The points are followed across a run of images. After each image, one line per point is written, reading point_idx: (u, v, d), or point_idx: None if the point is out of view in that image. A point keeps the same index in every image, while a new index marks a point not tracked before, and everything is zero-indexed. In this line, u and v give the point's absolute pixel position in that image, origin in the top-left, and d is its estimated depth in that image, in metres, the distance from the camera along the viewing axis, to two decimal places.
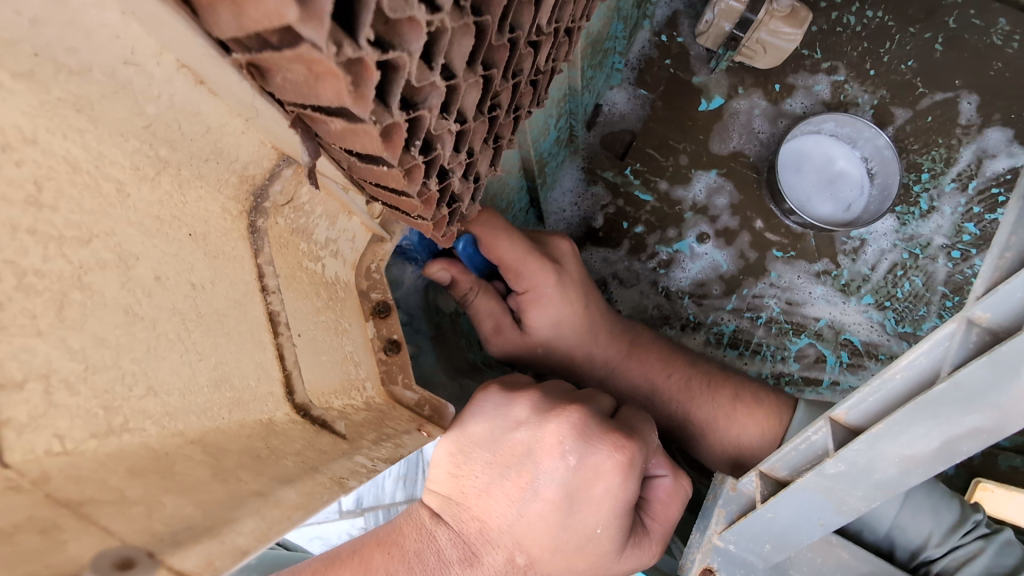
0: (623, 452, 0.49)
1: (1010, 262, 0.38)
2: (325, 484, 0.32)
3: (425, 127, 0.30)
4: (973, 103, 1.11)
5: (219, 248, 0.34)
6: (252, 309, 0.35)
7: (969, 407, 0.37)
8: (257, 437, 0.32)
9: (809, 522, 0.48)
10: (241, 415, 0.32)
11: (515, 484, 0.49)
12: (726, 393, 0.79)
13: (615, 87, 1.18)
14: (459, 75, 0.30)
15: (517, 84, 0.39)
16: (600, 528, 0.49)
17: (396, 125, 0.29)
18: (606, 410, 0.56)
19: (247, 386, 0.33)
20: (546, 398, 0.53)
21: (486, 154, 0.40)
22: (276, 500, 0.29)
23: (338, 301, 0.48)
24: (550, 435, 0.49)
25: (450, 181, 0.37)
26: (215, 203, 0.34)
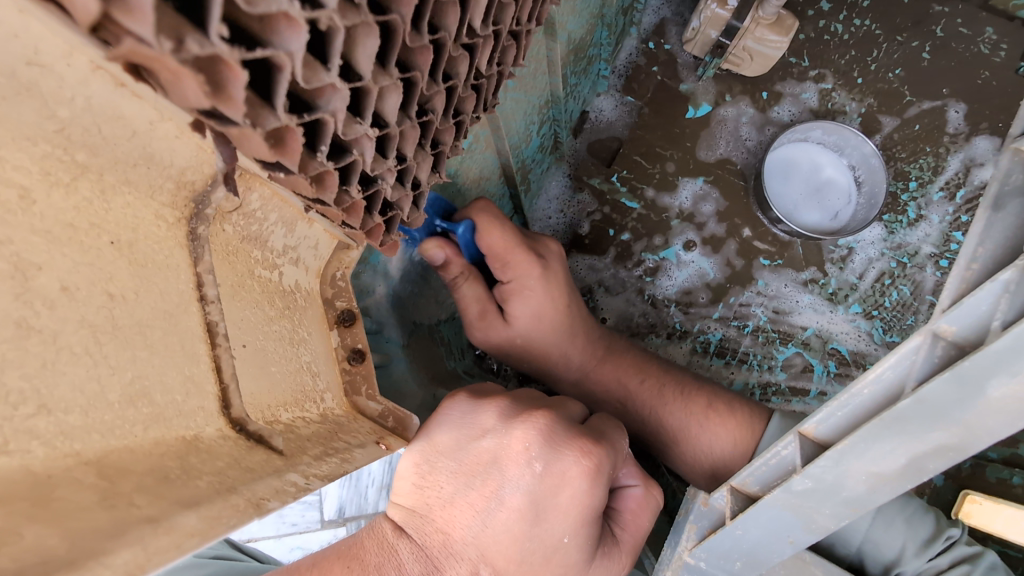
0: (590, 458, 0.46)
1: (976, 274, 0.36)
2: (240, 506, 0.30)
3: (329, 132, 0.30)
4: (961, 112, 1.10)
5: (148, 257, 0.32)
6: (186, 320, 0.33)
7: (934, 423, 0.36)
8: (172, 455, 0.30)
9: (780, 538, 0.47)
10: (161, 430, 0.30)
11: (480, 494, 0.46)
12: (698, 401, 0.80)
13: (602, 94, 1.18)
14: (366, 77, 0.29)
15: (452, 88, 0.38)
16: (568, 537, 0.46)
17: (291, 129, 0.28)
18: (575, 416, 0.53)
19: (173, 402, 0.31)
20: (514, 405, 0.50)
21: (424, 160, 0.40)
22: (169, 526, 0.27)
23: (296, 310, 0.47)
24: (516, 442, 0.46)
25: (381, 188, 0.36)
26: (147, 209, 0.33)
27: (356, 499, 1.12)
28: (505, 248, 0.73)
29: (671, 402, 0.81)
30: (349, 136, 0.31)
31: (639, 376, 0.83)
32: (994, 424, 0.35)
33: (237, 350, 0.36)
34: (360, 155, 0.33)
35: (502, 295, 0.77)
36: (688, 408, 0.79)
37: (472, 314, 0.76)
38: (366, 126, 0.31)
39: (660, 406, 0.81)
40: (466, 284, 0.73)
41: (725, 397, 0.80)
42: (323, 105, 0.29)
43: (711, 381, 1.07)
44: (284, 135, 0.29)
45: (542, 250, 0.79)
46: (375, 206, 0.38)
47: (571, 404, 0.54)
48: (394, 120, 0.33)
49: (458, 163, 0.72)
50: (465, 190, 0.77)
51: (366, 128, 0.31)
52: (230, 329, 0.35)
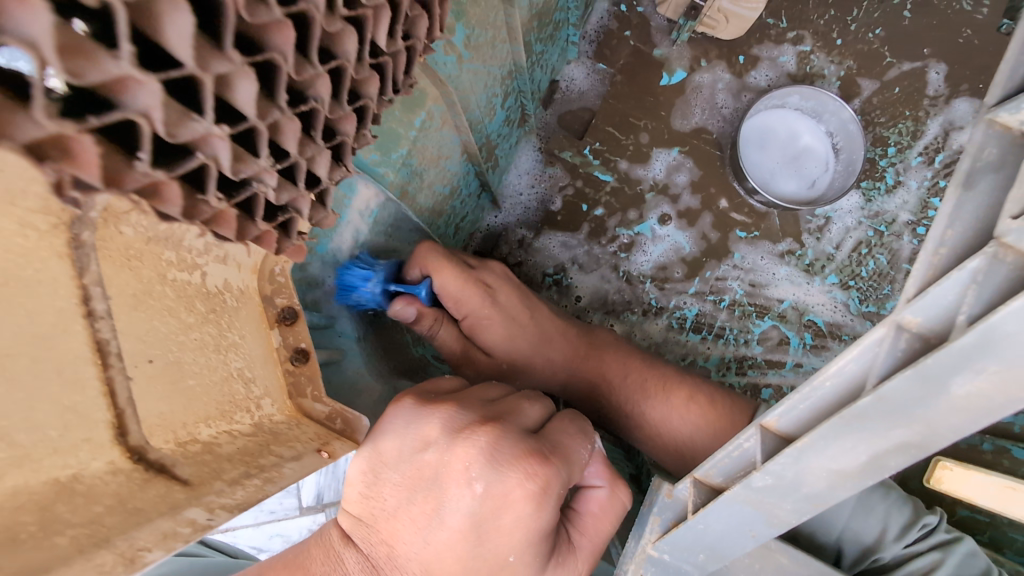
0: (535, 480, 0.42)
1: (943, 260, 0.33)
2: (106, 565, 0.27)
3: (148, 134, 0.27)
4: (942, 73, 1.06)
5: (11, 274, 0.28)
6: (66, 342, 0.30)
7: (896, 421, 0.34)
8: (33, 506, 0.27)
9: (741, 532, 0.45)
10: (24, 476, 0.27)
11: (422, 510, 0.42)
12: (679, 393, 0.75)
13: (572, 62, 1.12)
14: (188, 64, 0.26)
15: (339, 69, 0.35)
16: (513, 556, 0.43)
17: (76, 138, 0.25)
18: (528, 424, 0.48)
19: (43, 438, 0.28)
20: (462, 412, 0.45)
21: (319, 154, 0.36)
22: None
23: (226, 312, 0.43)
24: (457, 460, 0.42)
25: (257, 192, 0.34)
26: (9, 219, 0.28)
27: (334, 484, 1.14)
28: (459, 286, 0.73)
29: (655, 397, 0.76)
30: (184, 136, 0.28)
31: (624, 373, 0.79)
32: (958, 422, 0.33)
33: (139, 367, 0.33)
34: (213, 159, 0.30)
35: (470, 329, 0.77)
36: (667, 402, 0.75)
37: (455, 351, 0.78)
38: (209, 123, 0.28)
39: (642, 402, 0.76)
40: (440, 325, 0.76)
41: (707, 390, 0.75)
42: (130, 104, 0.26)
43: (687, 357, 1.06)
44: (71, 145, 0.25)
45: (488, 277, 0.77)
46: (257, 211, 0.35)
47: (527, 407, 0.49)
48: (252, 111, 0.30)
49: (410, 143, 0.68)
50: (422, 171, 0.73)
51: (208, 126, 0.28)
52: (126, 346, 0.32)
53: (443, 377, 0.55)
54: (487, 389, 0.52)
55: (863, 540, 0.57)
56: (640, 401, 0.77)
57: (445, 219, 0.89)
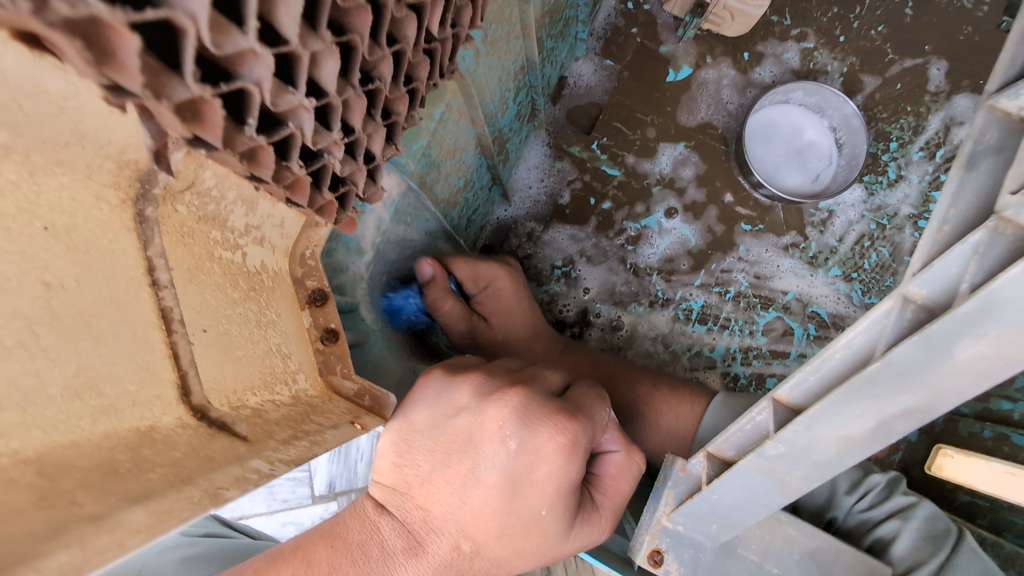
0: (566, 434, 0.45)
1: (947, 237, 0.36)
2: (194, 497, 0.30)
3: (257, 102, 0.30)
4: (943, 70, 1.08)
5: (90, 242, 0.31)
6: (137, 307, 0.33)
7: (902, 387, 0.36)
8: (123, 448, 0.30)
9: (753, 502, 0.48)
10: (110, 423, 0.30)
11: (457, 472, 0.45)
12: (644, 382, 0.80)
13: (581, 58, 1.15)
14: (292, 41, 0.29)
15: (399, 52, 0.38)
16: (545, 509, 0.45)
17: (209, 102, 0.29)
18: (552, 389, 0.51)
19: (124, 392, 0.31)
20: (489, 379, 0.48)
21: (377, 132, 0.39)
22: (113, 524, 0.27)
23: (263, 291, 0.44)
24: (490, 421, 0.45)
25: (328, 163, 0.37)
26: (87, 191, 0.32)
27: (346, 473, 1.17)
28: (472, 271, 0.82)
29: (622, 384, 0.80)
30: (282, 106, 0.31)
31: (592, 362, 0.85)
32: (961, 386, 0.35)
33: (197, 335, 0.35)
34: (299, 129, 0.33)
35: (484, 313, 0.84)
36: (635, 388, 0.79)
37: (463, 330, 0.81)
38: (301, 97, 0.31)
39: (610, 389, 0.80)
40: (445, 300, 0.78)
41: (672, 380, 0.80)
42: (246, 74, 0.29)
43: (693, 347, 1.08)
44: (200, 108, 0.29)
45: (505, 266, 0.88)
46: (324, 180, 0.38)
47: (548, 375, 0.53)
48: (333, 87, 0.32)
49: (430, 135, 0.70)
50: (440, 162, 0.75)
51: (301, 99, 0.31)
52: (187, 315, 0.35)
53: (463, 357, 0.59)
54: (507, 363, 0.55)
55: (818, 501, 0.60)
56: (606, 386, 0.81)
57: (459, 211, 0.91)
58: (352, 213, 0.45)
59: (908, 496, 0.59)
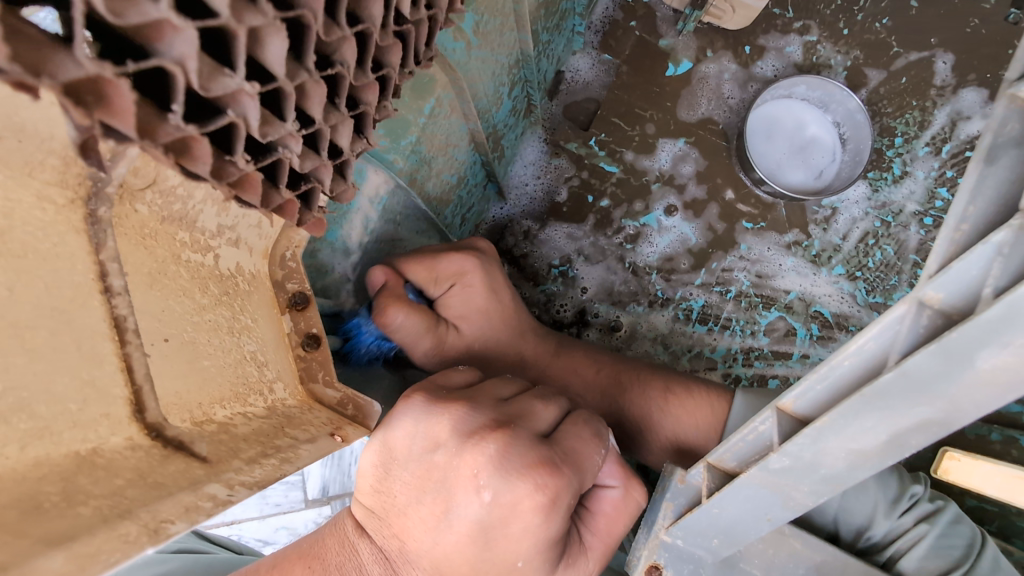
0: (546, 491, 0.40)
1: (965, 235, 0.33)
2: (129, 536, 0.27)
3: (181, 85, 0.26)
4: (949, 63, 1.05)
5: (29, 247, 0.29)
6: (83, 318, 0.30)
7: (917, 398, 0.34)
8: (54, 478, 0.27)
9: (757, 516, 0.45)
10: (48, 447, 0.28)
11: (431, 511, 0.41)
12: (656, 383, 0.74)
13: (578, 53, 1.12)
14: (223, 16, 0.26)
15: (364, 33, 0.35)
16: (522, 562, 0.42)
17: (113, 83, 0.25)
18: (541, 428, 0.46)
19: (65, 412, 0.28)
20: (472, 414, 0.44)
21: (344, 123, 0.36)
22: (25, 571, 0.24)
23: (238, 295, 0.42)
24: (465, 466, 0.41)
25: (283, 158, 0.34)
26: (26, 190, 0.29)
27: (340, 476, 1.14)
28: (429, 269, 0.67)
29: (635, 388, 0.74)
30: (216, 90, 0.28)
31: (592, 367, 0.77)
32: (981, 397, 0.32)
33: (155, 346, 0.33)
34: (243, 119, 0.30)
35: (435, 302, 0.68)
36: (646, 392, 0.74)
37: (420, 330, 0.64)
38: (241, 80, 0.28)
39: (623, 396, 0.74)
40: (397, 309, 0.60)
41: (682, 378, 0.75)
42: (168, 53, 0.26)
43: (693, 349, 1.05)
44: (104, 91, 0.26)
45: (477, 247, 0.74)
46: (280, 177, 0.35)
47: (541, 410, 0.48)
48: (281, 70, 0.29)
49: (419, 130, 0.67)
50: (430, 158, 0.73)
51: (240, 82, 0.28)
52: (143, 324, 0.32)
53: (453, 368, 0.54)
54: (498, 389, 0.49)
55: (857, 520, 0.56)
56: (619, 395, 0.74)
57: (452, 209, 0.88)
58: (320, 215, 0.41)
59: (932, 505, 0.58)
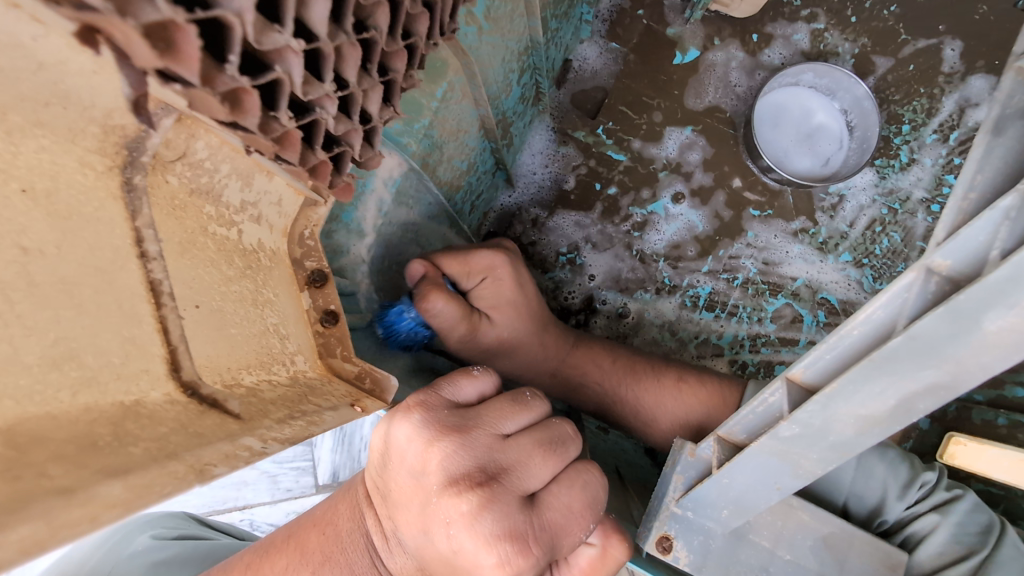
0: (507, 567, 0.38)
1: (973, 204, 0.34)
2: (178, 473, 0.29)
3: (238, 37, 0.28)
4: (957, 50, 1.05)
5: (72, 208, 0.30)
6: (124, 278, 0.32)
7: (926, 361, 0.35)
8: (105, 421, 0.29)
9: (766, 485, 0.46)
10: (95, 396, 0.29)
11: (413, 522, 0.41)
12: (670, 373, 0.76)
13: (586, 41, 1.12)
14: None
15: (396, 3, 0.38)
16: None
17: (182, 29, 0.27)
18: (530, 484, 0.43)
19: (108, 364, 0.30)
20: (465, 454, 0.41)
21: (374, 90, 0.39)
22: (87, 497, 0.26)
23: (260, 269, 0.43)
24: (444, 507, 0.39)
25: (319, 118, 0.36)
26: (70, 155, 0.31)
27: (349, 462, 1.17)
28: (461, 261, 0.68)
29: (647, 379, 0.76)
30: (267, 45, 0.30)
31: (612, 357, 0.80)
32: (988, 360, 0.33)
33: (188, 310, 0.34)
34: (286, 74, 0.32)
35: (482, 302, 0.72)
36: (660, 382, 0.76)
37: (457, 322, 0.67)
38: (288, 36, 0.30)
39: (633, 385, 0.77)
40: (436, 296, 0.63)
41: (697, 370, 0.76)
42: (227, 5, 0.28)
43: (700, 335, 1.06)
44: (173, 36, 0.27)
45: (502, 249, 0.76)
46: (316, 138, 0.37)
47: (540, 462, 0.44)
48: (324, 29, 0.32)
49: (432, 114, 0.68)
50: (442, 143, 0.74)
51: (288, 38, 0.30)
52: (177, 288, 0.34)
53: (467, 372, 0.48)
54: (503, 420, 0.45)
55: (868, 502, 0.57)
56: (630, 385, 0.77)
57: (462, 195, 0.89)
58: (349, 180, 0.44)
59: (950, 492, 0.58)
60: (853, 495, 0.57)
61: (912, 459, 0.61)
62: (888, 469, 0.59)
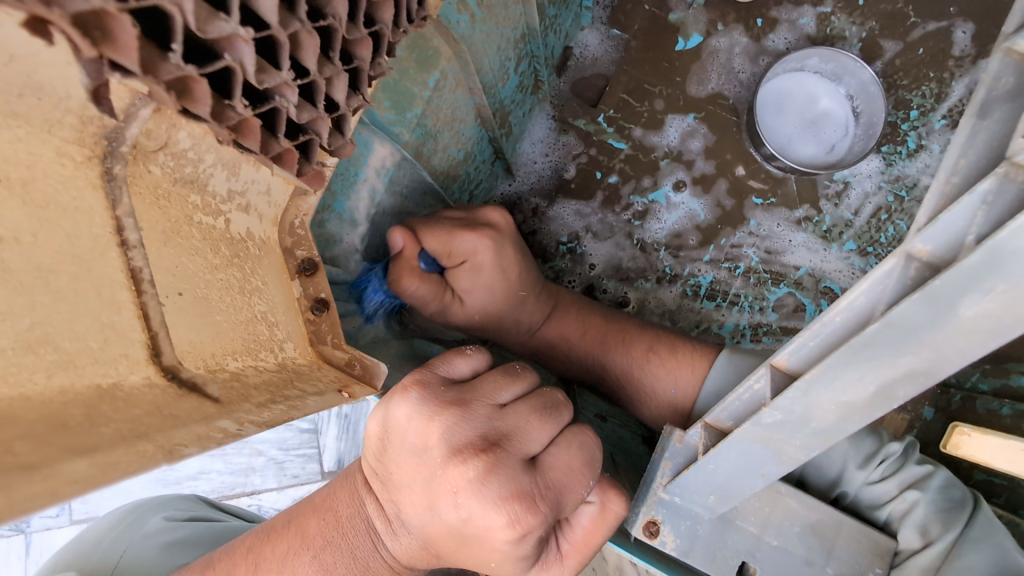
0: (519, 525, 0.40)
1: (954, 188, 0.33)
2: (146, 452, 0.30)
3: (178, 24, 0.29)
4: (969, 32, 1.02)
5: (50, 198, 0.31)
6: (102, 266, 0.33)
7: (903, 348, 0.34)
8: (80, 402, 0.30)
9: (751, 472, 0.46)
10: (71, 377, 0.30)
11: (420, 500, 0.42)
12: (644, 342, 0.76)
13: (587, 28, 1.11)
14: None
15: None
16: (495, 564, 0.43)
17: (115, 17, 0.27)
18: (530, 448, 0.43)
19: (86, 348, 0.31)
20: (463, 425, 0.42)
21: (340, 77, 0.39)
22: (48, 473, 0.26)
23: (248, 258, 0.43)
24: (449, 478, 0.40)
25: (280, 106, 0.36)
26: (47, 146, 0.32)
27: (354, 450, 1.19)
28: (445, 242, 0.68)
29: (618, 349, 0.77)
30: (213, 34, 0.30)
31: (581, 329, 0.79)
32: (965, 346, 0.33)
33: (170, 298, 0.35)
34: (238, 63, 0.32)
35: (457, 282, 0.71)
36: (631, 352, 0.76)
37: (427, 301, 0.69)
38: (234, 24, 0.30)
39: (603, 355, 0.77)
40: (408, 279, 0.66)
41: (671, 338, 0.76)
42: None
43: (701, 324, 1.05)
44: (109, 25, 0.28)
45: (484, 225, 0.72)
46: (279, 126, 0.37)
47: (536, 425, 0.44)
48: (274, 18, 0.32)
49: (424, 103, 0.69)
50: (437, 132, 0.74)
51: (234, 27, 0.31)
52: (158, 276, 0.35)
53: (460, 352, 0.49)
54: (498, 391, 0.45)
55: (828, 474, 0.58)
56: (600, 355, 0.78)
57: (461, 184, 0.89)
58: (320, 168, 0.45)
59: (921, 466, 0.57)
60: (812, 465, 0.58)
61: (881, 433, 0.61)
62: (855, 446, 0.58)
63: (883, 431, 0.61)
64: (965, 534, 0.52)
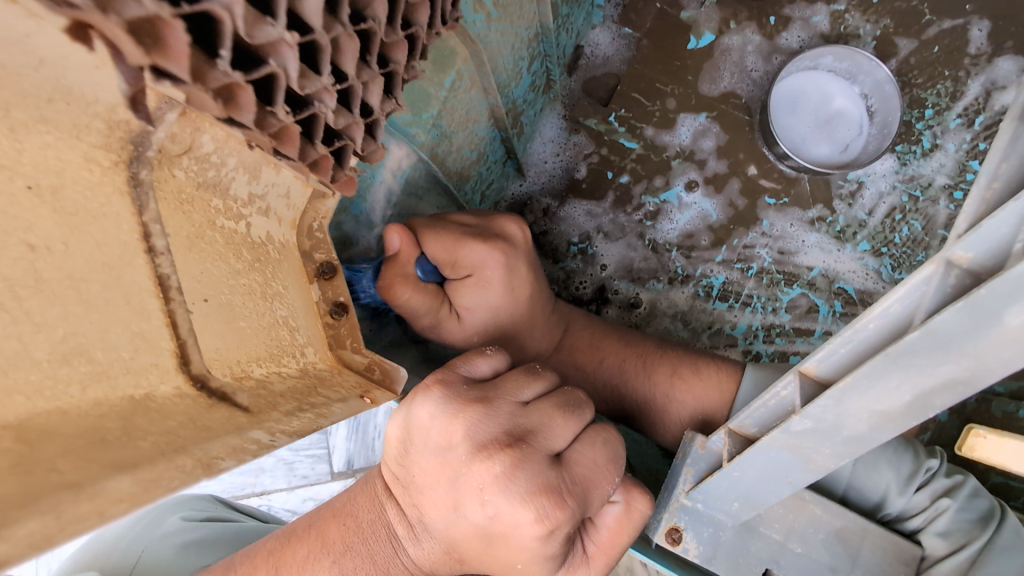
0: (547, 521, 0.39)
1: (996, 194, 0.33)
2: (185, 467, 0.30)
3: (228, 31, 0.30)
4: (984, 30, 1.01)
5: (79, 205, 0.31)
6: (131, 273, 0.32)
7: (943, 356, 0.34)
8: (115, 415, 0.30)
9: (778, 479, 0.46)
10: (104, 389, 0.30)
11: (443, 501, 0.41)
12: (664, 364, 0.75)
13: (598, 27, 1.10)
14: None
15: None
16: (522, 565, 0.42)
17: (170, 24, 0.28)
18: (553, 445, 0.43)
19: (118, 359, 0.31)
20: (485, 424, 0.41)
21: (374, 82, 0.40)
22: (95, 491, 0.27)
23: (269, 262, 0.42)
24: (474, 476, 0.40)
25: (318, 112, 0.36)
26: (75, 151, 0.31)
27: (363, 451, 1.18)
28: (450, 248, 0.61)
29: (640, 373, 0.75)
30: (260, 38, 0.31)
31: (599, 356, 0.77)
32: (1008, 355, 0.32)
33: (196, 305, 0.35)
34: (282, 69, 0.33)
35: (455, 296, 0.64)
36: (653, 377, 0.74)
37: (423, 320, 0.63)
38: (281, 29, 0.31)
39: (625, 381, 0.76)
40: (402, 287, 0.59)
41: (691, 359, 0.75)
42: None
43: (713, 326, 1.05)
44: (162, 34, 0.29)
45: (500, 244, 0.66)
46: (316, 131, 0.38)
47: (559, 422, 0.43)
48: (318, 22, 0.33)
49: (440, 104, 0.68)
50: (451, 133, 0.73)
51: (280, 31, 0.31)
52: (185, 282, 0.34)
53: (480, 351, 0.48)
54: (520, 389, 0.44)
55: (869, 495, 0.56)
56: (622, 381, 0.76)
57: (473, 184, 0.89)
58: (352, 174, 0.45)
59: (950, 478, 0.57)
60: (851, 487, 0.56)
61: (913, 447, 0.60)
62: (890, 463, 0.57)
63: (912, 442, 0.60)
64: (994, 542, 0.52)
